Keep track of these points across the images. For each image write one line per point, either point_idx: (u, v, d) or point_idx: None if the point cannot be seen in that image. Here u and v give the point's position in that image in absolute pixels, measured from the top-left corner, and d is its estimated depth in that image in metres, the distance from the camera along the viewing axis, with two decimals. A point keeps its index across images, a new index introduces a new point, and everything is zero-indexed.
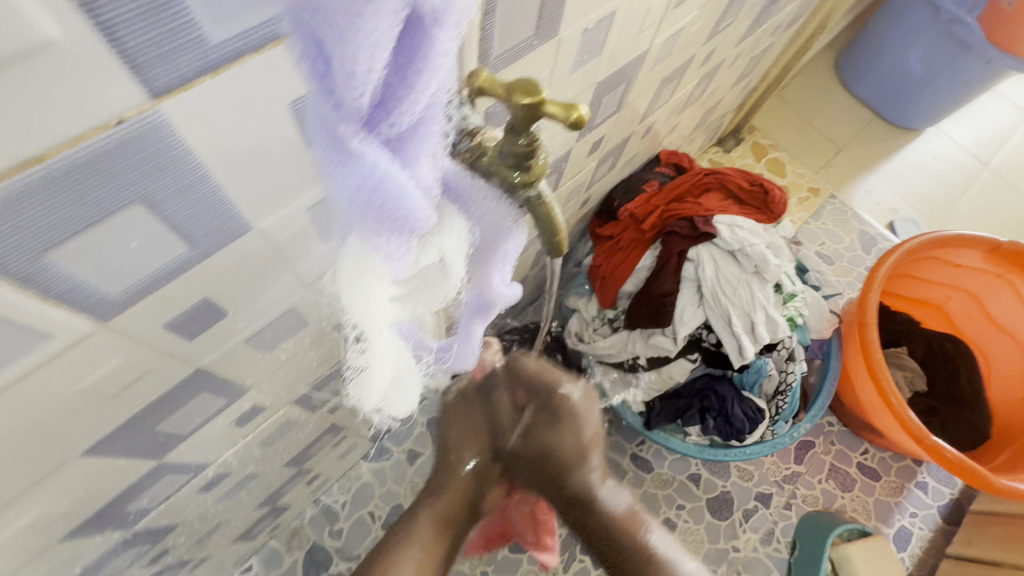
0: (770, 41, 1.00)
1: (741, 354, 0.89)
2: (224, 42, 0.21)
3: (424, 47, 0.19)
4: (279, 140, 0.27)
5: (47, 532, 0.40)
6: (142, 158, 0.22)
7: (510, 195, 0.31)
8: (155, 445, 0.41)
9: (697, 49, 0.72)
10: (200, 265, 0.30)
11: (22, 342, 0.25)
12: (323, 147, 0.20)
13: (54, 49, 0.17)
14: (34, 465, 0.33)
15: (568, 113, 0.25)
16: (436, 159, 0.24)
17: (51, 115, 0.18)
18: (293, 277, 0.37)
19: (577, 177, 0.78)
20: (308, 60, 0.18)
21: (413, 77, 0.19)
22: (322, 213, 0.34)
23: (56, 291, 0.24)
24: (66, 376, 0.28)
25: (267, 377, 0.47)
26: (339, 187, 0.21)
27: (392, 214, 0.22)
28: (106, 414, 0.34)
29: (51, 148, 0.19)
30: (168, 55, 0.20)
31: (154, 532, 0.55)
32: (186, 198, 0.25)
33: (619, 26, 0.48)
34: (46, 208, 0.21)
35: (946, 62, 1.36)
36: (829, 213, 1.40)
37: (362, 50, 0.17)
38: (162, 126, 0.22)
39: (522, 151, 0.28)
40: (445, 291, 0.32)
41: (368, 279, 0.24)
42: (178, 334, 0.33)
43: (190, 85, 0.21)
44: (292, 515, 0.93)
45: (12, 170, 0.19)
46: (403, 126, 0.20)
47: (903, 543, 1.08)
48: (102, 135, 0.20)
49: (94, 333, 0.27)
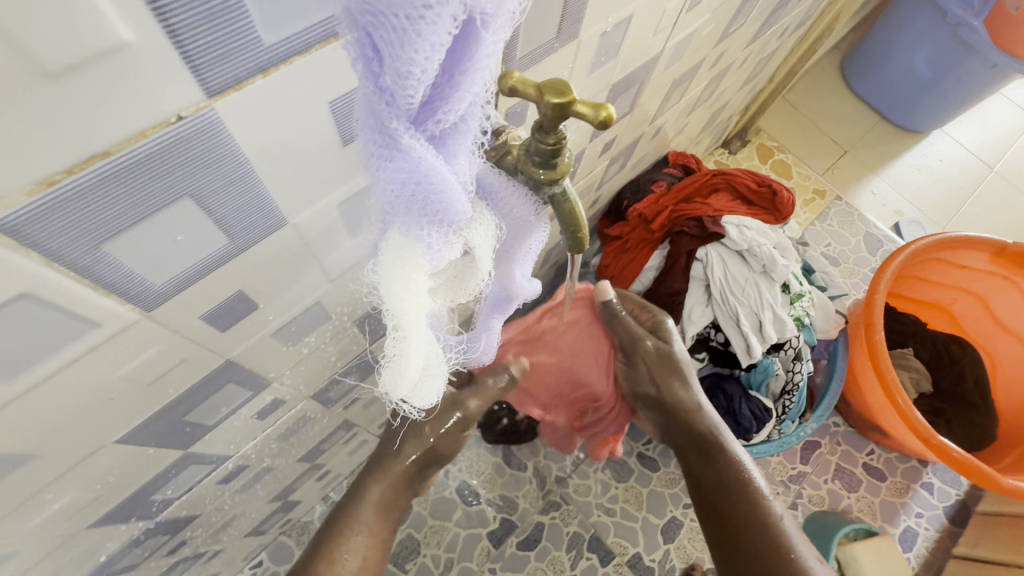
0: (778, 44, 1.01)
1: (749, 353, 0.91)
2: (275, 44, 0.22)
3: (471, 50, 0.20)
4: (316, 139, 0.28)
5: (78, 518, 0.41)
6: (194, 155, 0.23)
7: (536, 193, 0.32)
8: (182, 435, 0.43)
9: (707, 51, 0.73)
10: (236, 258, 0.31)
11: (72, 329, 0.26)
12: (371, 144, 0.22)
13: (126, 50, 0.18)
14: (71, 452, 0.34)
15: (597, 113, 0.26)
16: (472, 156, 0.25)
17: (117, 112, 0.19)
18: (320, 271, 0.38)
19: (588, 177, 0.79)
20: (363, 61, 0.19)
21: (459, 78, 0.21)
22: (352, 208, 0.35)
23: (106, 282, 0.25)
24: (108, 364, 0.29)
25: (289, 370, 0.48)
26: (384, 181, 0.23)
27: (434, 206, 0.24)
28: (142, 402, 0.35)
29: (114, 144, 0.20)
30: (223, 55, 0.21)
31: (174, 523, 0.56)
32: (230, 193, 0.26)
33: (635, 29, 0.49)
34: (106, 201, 0.22)
35: (951, 65, 1.37)
36: (835, 214, 1.41)
37: (419, 53, 0.18)
38: (212, 123, 0.23)
39: (549, 149, 0.28)
40: (472, 284, 0.34)
41: (407, 270, 0.26)
42: (212, 325, 0.34)
43: (241, 84, 0.22)
44: (302, 510, 0.94)
45: (79, 165, 0.20)
46: (446, 124, 0.22)
47: (909, 543, 1.09)
48: (159, 132, 0.21)
49: (137, 323, 0.29)
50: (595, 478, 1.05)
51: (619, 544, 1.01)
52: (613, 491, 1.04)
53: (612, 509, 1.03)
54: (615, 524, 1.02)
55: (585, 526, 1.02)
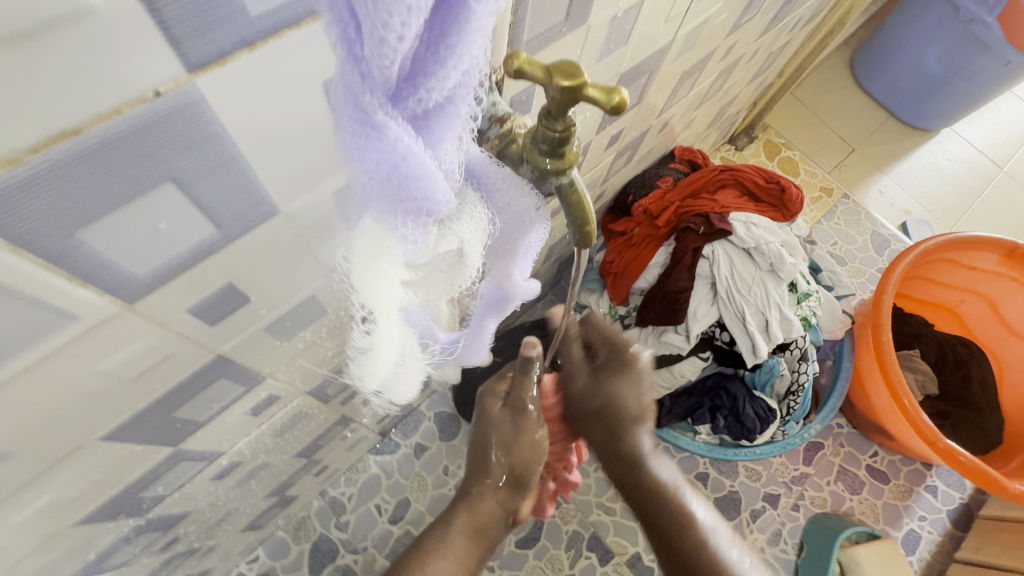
0: (790, 36, 0.99)
1: (755, 353, 0.89)
2: (262, 16, 0.20)
3: (459, 22, 0.19)
4: (309, 121, 0.26)
5: (63, 516, 0.40)
6: (172, 135, 0.21)
7: (539, 184, 0.30)
8: (172, 432, 0.41)
9: (719, 42, 0.71)
10: (226, 248, 0.29)
11: (46, 321, 0.24)
12: (347, 121, 0.20)
13: (93, 16, 0.16)
14: (54, 448, 0.32)
15: (609, 98, 0.25)
16: (460, 142, 0.23)
17: (88, 85, 0.18)
18: (315, 264, 0.37)
19: (593, 171, 0.78)
20: (336, 26, 0.17)
21: (445, 53, 0.19)
22: (348, 198, 0.33)
23: (82, 272, 0.23)
24: (87, 359, 0.28)
25: (284, 366, 0.46)
26: (359, 162, 0.21)
27: (412, 193, 0.22)
28: (129, 398, 0.33)
29: (86, 121, 0.19)
30: (206, 27, 0.19)
31: (166, 520, 0.55)
32: (216, 178, 0.25)
33: (646, 17, 0.47)
34: (76, 184, 0.20)
35: (964, 62, 1.34)
36: (842, 212, 1.39)
37: (395, 18, 0.17)
38: (194, 103, 0.21)
39: (557, 137, 0.27)
40: (460, 281, 0.33)
41: (380, 260, 0.26)
42: (199, 319, 0.32)
43: (225, 60, 0.21)
44: (299, 506, 0.92)
45: (47, 143, 0.18)
46: (428, 103, 0.21)
47: (912, 546, 1.07)
48: (137, 109, 0.20)
49: (118, 315, 0.27)
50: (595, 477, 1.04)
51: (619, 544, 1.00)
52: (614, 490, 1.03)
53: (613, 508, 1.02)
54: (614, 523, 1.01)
55: (585, 525, 1.00)
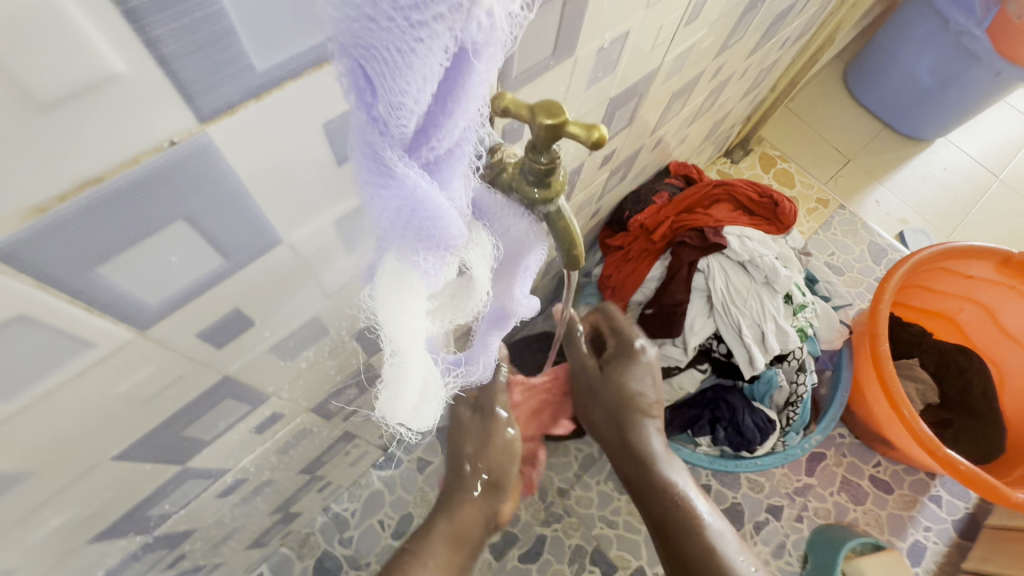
0: (780, 53, 1.01)
1: (752, 364, 0.90)
2: (267, 70, 0.22)
3: (463, 78, 0.21)
4: (311, 158, 0.28)
5: (78, 533, 0.42)
6: (185, 178, 0.23)
7: (531, 211, 0.32)
8: (180, 451, 0.43)
9: (707, 63, 0.73)
10: (233, 276, 0.31)
11: (68, 348, 0.26)
12: (366, 171, 0.22)
13: (118, 80, 0.18)
14: (67, 469, 0.34)
15: (589, 133, 0.26)
16: (467, 179, 0.25)
17: (112, 139, 0.20)
18: (317, 288, 0.38)
19: (588, 189, 0.80)
20: (356, 91, 0.19)
21: (452, 105, 0.22)
22: (347, 226, 0.35)
23: (101, 303, 0.25)
24: (100, 385, 0.29)
25: (287, 385, 0.48)
26: (380, 209, 0.23)
27: (429, 231, 0.24)
28: (140, 418, 0.35)
29: (107, 170, 0.21)
30: (217, 83, 0.21)
31: (173, 537, 0.56)
32: (224, 215, 0.27)
33: (633, 44, 0.49)
34: (97, 226, 0.22)
35: (954, 73, 1.36)
36: (839, 223, 1.40)
37: (411, 84, 0.19)
38: (205, 148, 0.23)
39: (543, 169, 0.28)
40: (469, 304, 0.34)
41: (404, 295, 0.26)
42: (207, 342, 0.34)
43: (233, 109, 0.22)
44: (303, 522, 0.93)
45: (73, 191, 0.20)
46: (440, 151, 0.23)
47: (918, 558, 1.06)
48: (154, 157, 0.21)
49: (132, 342, 0.29)
50: (597, 490, 1.04)
51: (623, 557, 1.00)
52: (616, 503, 1.03)
53: (615, 521, 1.02)
54: (617, 536, 1.01)
55: (587, 539, 1.01)
